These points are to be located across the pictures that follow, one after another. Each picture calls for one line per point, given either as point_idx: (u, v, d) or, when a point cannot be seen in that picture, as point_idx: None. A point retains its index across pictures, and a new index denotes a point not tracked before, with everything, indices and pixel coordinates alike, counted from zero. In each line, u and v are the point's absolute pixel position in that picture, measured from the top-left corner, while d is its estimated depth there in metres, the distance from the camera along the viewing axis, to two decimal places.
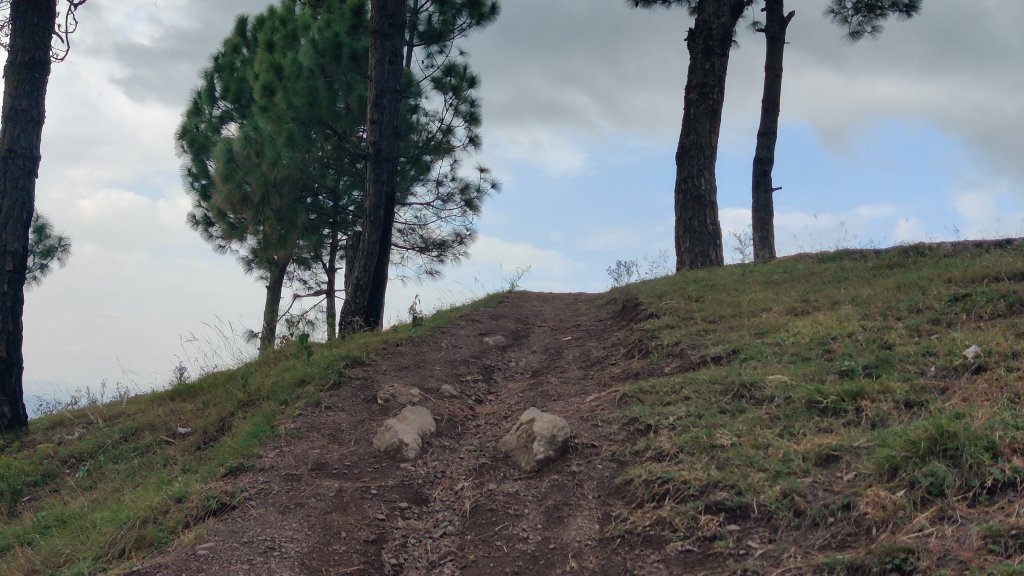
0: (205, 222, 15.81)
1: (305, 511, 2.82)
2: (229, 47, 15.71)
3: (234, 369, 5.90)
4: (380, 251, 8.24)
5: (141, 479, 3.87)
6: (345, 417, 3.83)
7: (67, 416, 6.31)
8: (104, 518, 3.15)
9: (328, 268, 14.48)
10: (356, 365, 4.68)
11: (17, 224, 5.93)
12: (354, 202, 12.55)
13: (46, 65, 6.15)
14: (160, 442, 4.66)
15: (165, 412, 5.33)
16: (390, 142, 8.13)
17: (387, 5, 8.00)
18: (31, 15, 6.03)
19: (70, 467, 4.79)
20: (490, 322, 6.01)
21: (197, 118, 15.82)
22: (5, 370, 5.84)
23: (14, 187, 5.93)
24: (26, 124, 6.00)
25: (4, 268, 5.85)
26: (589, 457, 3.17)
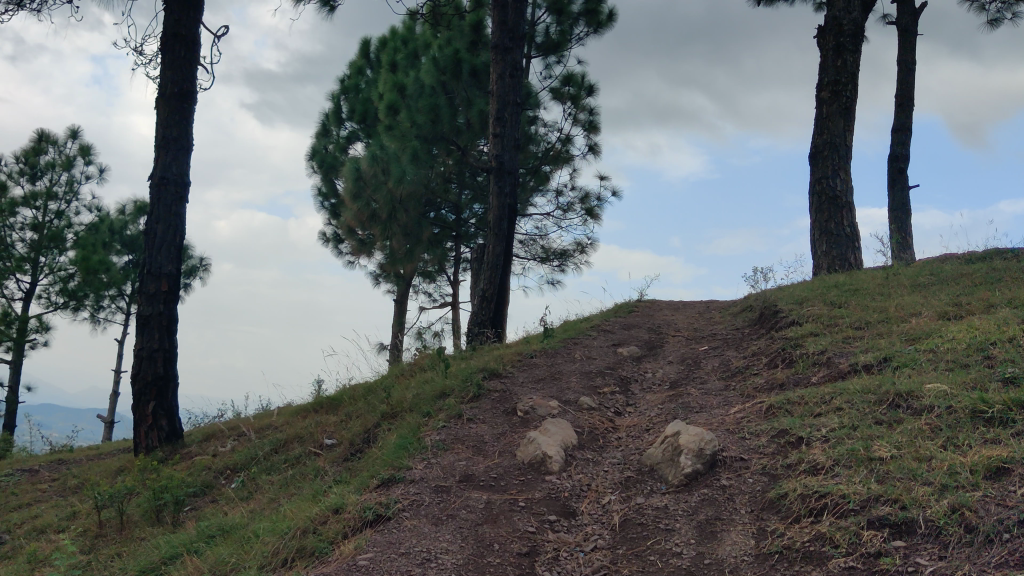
0: (335, 239, 16.34)
1: (457, 523, 2.86)
2: (353, 70, 16.20)
3: (373, 383, 6.04)
4: (504, 263, 8.32)
5: (295, 490, 4.01)
6: (487, 429, 3.86)
7: (219, 429, 6.58)
8: (265, 528, 3.27)
9: (453, 281, 14.72)
10: (494, 376, 4.72)
11: (170, 247, 6.26)
12: (475, 214, 12.66)
13: (192, 95, 6.47)
14: (309, 454, 4.82)
15: (312, 423, 5.51)
16: (512, 154, 8.21)
17: (508, 19, 8.09)
18: (178, 48, 6.37)
19: (225, 478, 5.01)
20: (623, 333, 5.96)
21: (325, 139, 16.37)
22: (164, 385, 6.15)
23: (168, 212, 6.27)
24: (176, 152, 6.33)
25: (160, 289, 6.17)
26: (738, 470, 3.10)
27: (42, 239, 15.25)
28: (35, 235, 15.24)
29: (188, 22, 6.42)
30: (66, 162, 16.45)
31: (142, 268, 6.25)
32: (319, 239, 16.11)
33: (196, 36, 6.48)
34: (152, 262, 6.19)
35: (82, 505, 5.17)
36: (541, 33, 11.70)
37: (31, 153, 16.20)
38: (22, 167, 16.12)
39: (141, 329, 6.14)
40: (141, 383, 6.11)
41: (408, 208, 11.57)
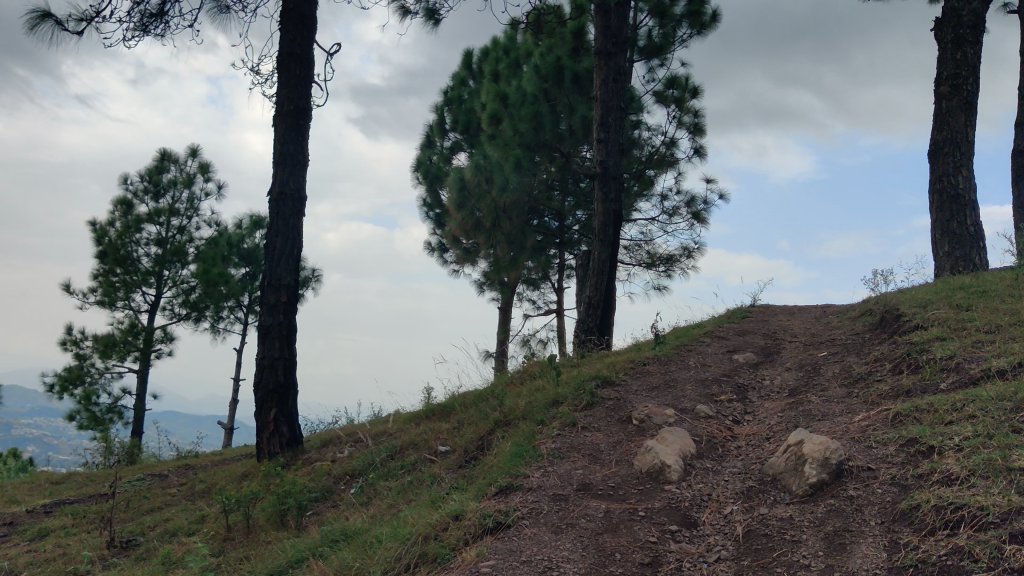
0: (440, 248, 16.58)
1: (577, 532, 2.85)
2: (457, 81, 16.43)
3: (485, 390, 6.09)
4: (610, 269, 8.28)
5: (412, 497, 4.07)
6: (603, 438, 3.84)
7: (336, 435, 6.74)
8: (386, 534, 3.33)
9: (557, 288, 14.73)
10: (607, 384, 4.70)
11: (289, 259, 6.46)
12: (579, 220, 12.62)
13: (307, 112, 6.67)
14: (424, 460, 4.89)
15: (426, 430, 5.59)
16: (617, 159, 8.16)
17: (611, 24, 8.05)
18: (293, 67, 6.58)
19: (344, 483, 5.12)
20: (737, 339, 5.85)
21: (430, 151, 16.64)
22: (284, 393, 6.34)
23: (286, 226, 6.48)
24: (294, 167, 6.54)
25: (280, 300, 6.37)
26: (866, 480, 3.00)
27: (165, 254, 15.95)
28: (159, 250, 15.95)
29: (302, 41, 6.62)
30: (186, 179, 17.18)
31: (262, 280, 6.47)
32: (424, 249, 16.38)
33: (309, 55, 6.68)
34: (272, 273, 6.40)
35: (210, 509, 5.37)
36: (644, 36, 11.61)
37: (154, 172, 16.98)
38: (146, 185, 16.92)
39: (262, 338, 6.35)
40: (262, 391, 6.32)
41: (513, 216, 11.66)
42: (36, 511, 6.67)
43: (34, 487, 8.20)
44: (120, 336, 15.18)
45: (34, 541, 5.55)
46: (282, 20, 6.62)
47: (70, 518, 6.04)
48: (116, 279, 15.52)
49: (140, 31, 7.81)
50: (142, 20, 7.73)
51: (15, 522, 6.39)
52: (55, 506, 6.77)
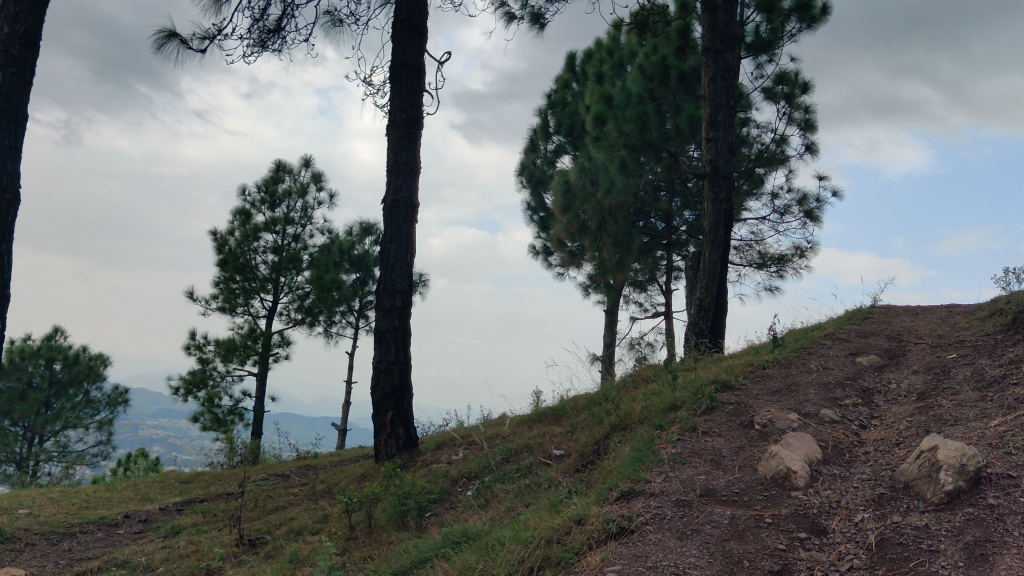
0: (545, 252, 16.64)
1: (702, 539, 2.82)
2: (560, 84, 16.46)
3: (598, 394, 6.07)
4: (721, 270, 8.14)
5: (531, 500, 4.08)
6: (725, 443, 3.78)
7: (451, 438, 6.82)
8: (508, 537, 3.35)
9: (666, 290, 14.58)
10: (726, 388, 4.63)
11: (403, 265, 6.59)
12: (687, 221, 12.45)
13: (419, 120, 6.79)
14: (540, 463, 4.90)
15: (540, 433, 5.61)
16: (727, 158, 8.02)
17: (719, 22, 7.94)
18: (405, 77, 6.71)
19: (461, 485, 5.15)
20: (860, 341, 5.67)
21: (534, 154, 16.72)
22: (400, 396, 6.45)
23: (400, 232, 6.62)
24: (406, 174, 6.67)
25: (395, 304, 6.50)
26: (1008, 488, 2.86)
27: (281, 261, 16.47)
28: (276, 257, 16.48)
29: (414, 51, 6.74)
30: (300, 189, 17.71)
31: (378, 286, 6.62)
32: (529, 252, 16.49)
33: (421, 64, 6.80)
34: (387, 279, 6.54)
35: (332, 509, 5.52)
36: (751, 32, 11.40)
37: (270, 182, 17.56)
38: (263, 195, 17.51)
39: (378, 342, 6.49)
40: (379, 394, 6.46)
41: (619, 218, 11.63)
42: (168, 509, 6.97)
43: (164, 486, 8.58)
44: (240, 341, 15.75)
45: (167, 538, 5.81)
46: (394, 32, 6.77)
47: (200, 516, 6.29)
48: (236, 286, 16.11)
49: (258, 47, 8.09)
50: (261, 36, 8.01)
51: (150, 518, 6.70)
52: (185, 505, 7.08)
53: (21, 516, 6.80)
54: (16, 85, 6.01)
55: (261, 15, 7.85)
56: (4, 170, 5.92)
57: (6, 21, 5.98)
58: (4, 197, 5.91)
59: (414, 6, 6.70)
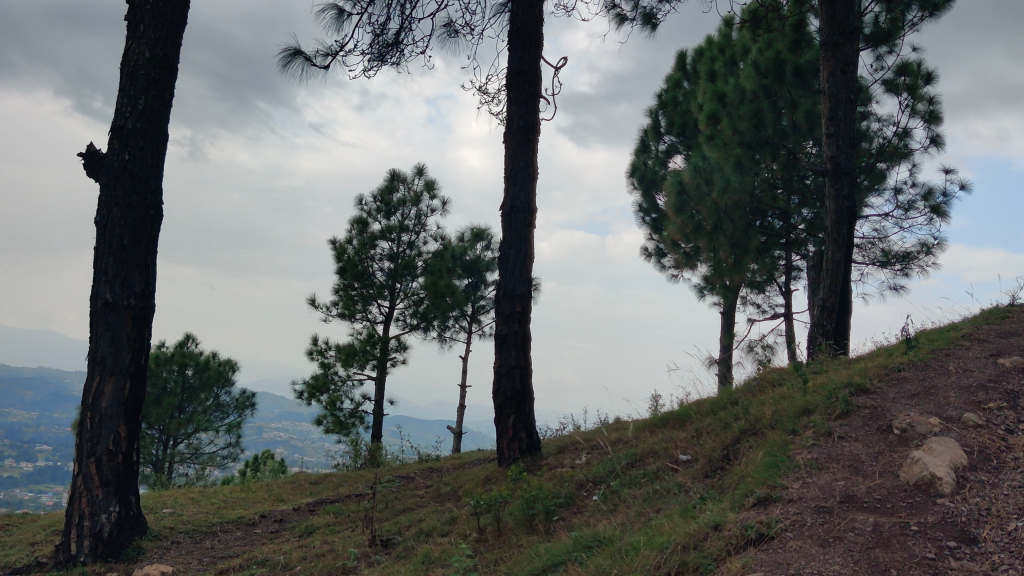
0: (659, 253, 16.52)
1: (846, 546, 2.76)
2: (671, 83, 16.31)
3: (722, 398, 5.97)
4: (845, 269, 7.90)
5: (661, 506, 4.06)
6: (863, 448, 3.68)
7: (573, 442, 6.81)
8: (643, 542, 3.34)
9: (785, 290, 14.25)
10: (861, 392, 4.50)
11: (522, 270, 6.63)
12: (805, 220, 12.05)
13: (536, 126, 6.85)
14: (667, 468, 4.86)
15: (665, 438, 5.56)
16: (849, 154, 7.78)
17: (837, 14, 7.73)
18: (522, 84, 6.78)
19: (587, 489, 5.13)
20: (1001, 341, 5.42)
21: (646, 155, 16.60)
22: (522, 400, 6.47)
23: (519, 238, 6.68)
24: (524, 180, 6.73)
25: (515, 309, 6.53)
26: None
27: (397, 268, 16.83)
28: (392, 264, 16.85)
29: (530, 58, 6.80)
30: (414, 198, 18.07)
31: (498, 292, 6.69)
32: (642, 254, 16.42)
33: (537, 71, 6.85)
34: (507, 284, 6.60)
35: (459, 511, 5.61)
36: (870, 24, 11.04)
37: (385, 192, 17.98)
38: (378, 205, 17.94)
39: (499, 347, 6.52)
40: (501, 398, 6.50)
41: (735, 218, 11.45)
42: (301, 509, 7.23)
43: (296, 487, 8.87)
44: (359, 346, 16.18)
45: (302, 537, 6.02)
46: (511, 40, 6.86)
47: (332, 517, 6.49)
48: (354, 293, 16.56)
49: (378, 61, 8.32)
50: (380, 49, 8.23)
51: (284, 518, 6.96)
52: (317, 505, 7.32)
53: (166, 514, 7.16)
54: (157, 106, 6.35)
55: (381, 30, 8.07)
56: (148, 187, 6.26)
57: (147, 46, 6.34)
58: (148, 212, 6.25)
59: (530, 14, 6.78)
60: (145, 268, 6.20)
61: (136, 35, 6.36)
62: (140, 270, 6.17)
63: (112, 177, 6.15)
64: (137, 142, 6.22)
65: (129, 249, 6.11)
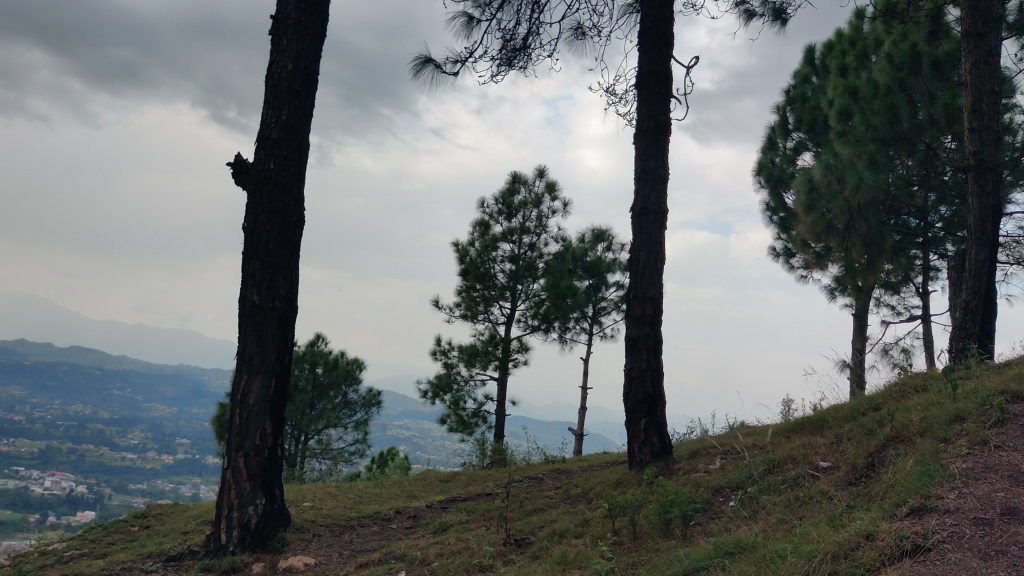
0: (787, 254, 16.13)
1: (1010, 560, 2.65)
2: (800, 79, 15.89)
3: (862, 404, 5.80)
4: (990, 270, 7.54)
5: (804, 513, 3.98)
6: (1023, 458, 3.51)
7: (705, 447, 6.72)
8: (788, 550, 3.28)
9: (922, 292, 13.69)
10: (1017, 399, 4.30)
11: (654, 273, 6.59)
12: (944, 217, 11.56)
13: (668, 127, 6.80)
14: (807, 476, 4.75)
15: (803, 444, 5.43)
16: (993, 149, 7.44)
17: (980, 2, 7.40)
18: (652, 84, 6.75)
19: (724, 495, 5.06)
20: None
21: (773, 153, 16.22)
22: (653, 404, 6.44)
23: (649, 239, 6.65)
24: (655, 182, 6.69)
25: (646, 312, 6.50)
26: None
27: (519, 269, 16.97)
28: (513, 266, 17.00)
29: (660, 58, 6.76)
30: (535, 199, 18.18)
31: (629, 294, 6.68)
32: (769, 254, 16.05)
33: (668, 70, 6.81)
34: (638, 288, 6.58)
35: (592, 513, 5.62)
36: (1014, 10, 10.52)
37: (507, 194, 18.16)
38: (500, 207, 18.13)
39: (630, 350, 6.52)
40: (632, 401, 6.49)
41: (869, 216, 11.09)
42: (433, 506, 7.40)
43: (427, 485, 9.08)
44: (481, 346, 16.39)
45: (437, 534, 6.15)
46: (641, 41, 6.85)
47: (466, 515, 6.61)
48: (476, 294, 16.78)
49: (506, 66, 8.42)
50: (507, 54, 8.34)
51: (418, 515, 7.13)
52: (449, 503, 7.46)
53: (306, 508, 7.45)
54: (299, 117, 6.62)
55: (509, 35, 8.17)
56: (291, 194, 6.53)
57: (290, 59, 6.61)
58: (291, 218, 6.52)
59: (660, 14, 6.75)
60: (289, 271, 6.46)
61: (280, 49, 6.64)
62: (285, 273, 6.44)
63: (258, 185, 6.44)
64: (281, 151, 6.49)
65: (274, 253, 6.38)
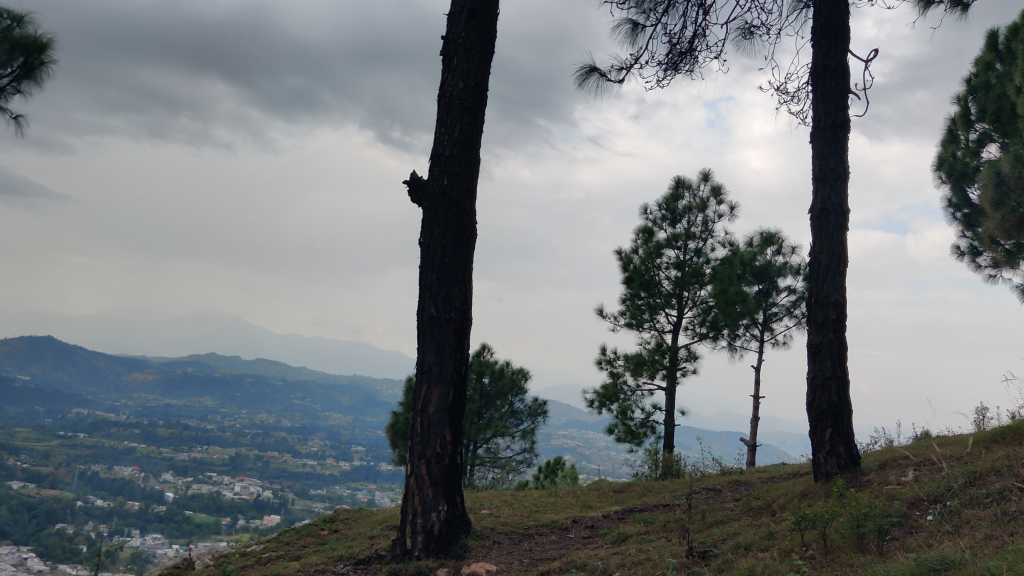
0: (973, 252, 15.18)
1: None
2: (982, 66, 14.90)
3: None
4: None
5: (1016, 530, 3.72)
6: None
7: (896, 458, 6.40)
8: (1002, 568, 3.08)
9: None
10: None
11: (836, 276, 6.34)
12: None
13: (847, 124, 6.53)
14: (1014, 489, 4.45)
15: (1008, 455, 5.09)
16: None
17: None
18: (830, 80, 6.54)
19: (921, 509, 4.80)
20: None
21: (954, 146, 15.29)
22: (839, 412, 6.19)
23: (830, 242, 6.40)
24: (835, 180, 6.46)
25: (829, 317, 6.27)
26: None
27: (685, 276, 16.72)
28: (680, 272, 16.77)
29: (837, 53, 6.53)
30: (700, 204, 17.88)
31: (810, 299, 6.47)
32: (953, 253, 15.15)
33: (846, 65, 6.57)
34: (819, 292, 6.36)
35: (778, 526, 5.46)
36: None
37: (671, 200, 17.95)
38: (664, 213, 17.95)
39: (813, 357, 6.32)
40: (817, 410, 6.28)
41: None
42: (611, 516, 7.39)
43: (602, 495, 9.06)
44: (648, 355, 16.25)
45: (616, 544, 6.14)
46: (816, 37, 6.65)
47: (645, 525, 6.56)
48: (642, 302, 16.66)
49: (673, 70, 8.34)
50: (673, 58, 8.26)
51: (595, 525, 7.13)
52: (626, 513, 7.44)
53: (485, 516, 7.60)
54: (471, 133, 6.78)
55: (675, 39, 8.09)
56: (465, 209, 6.69)
57: (460, 77, 6.80)
58: (465, 232, 6.67)
59: (835, 8, 6.54)
60: (463, 283, 6.60)
61: (451, 68, 6.84)
62: (461, 285, 6.59)
63: (434, 201, 6.66)
64: (454, 167, 6.68)
65: (449, 266, 6.55)
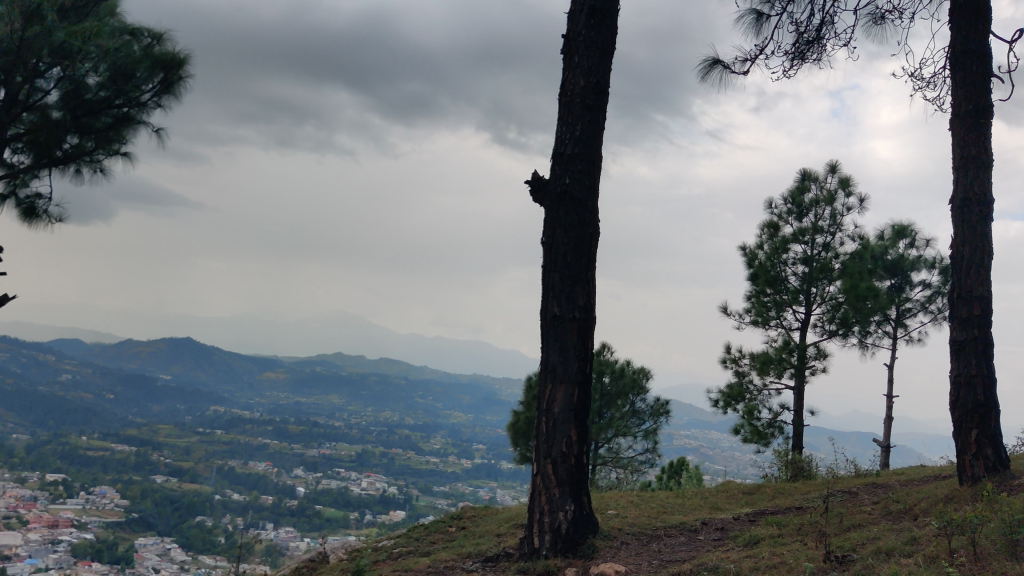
0: None
1: None
2: None
3: None
4: None
5: None
6: None
7: None
8: None
9: None
10: None
11: (981, 268, 6.03)
12: None
13: (990, 109, 6.20)
14: None
15: None
16: None
17: None
18: (970, 63, 6.23)
19: None
20: None
21: None
22: (986, 412, 5.88)
23: (973, 233, 6.09)
24: (977, 169, 6.15)
25: (974, 312, 5.97)
26: None
27: (813, 272, 16.23)
28: (808, 268, 16.28)
29: (977, 34, 6.22)
30: (828, 197, 17.31)
31: (952, 294, 6.17)
32: None
33: (987, 47, 6.24)
34: (963, 286, 6.06)
35: (922, 531, 5.23)
36: None
37: (797, 193, 17.44)
38: (790, 207, 17.45)
39: (956, 354, 6.03)
40: (961, 410, 5.99)
41: None
42: (742, 518, 7.24)
43: (730, 496, 8.88)
44: (774, 354, 15.85)
45: (749, 547, 6.00)
46: (954, 19, 6.35)
47: (778, 528, 6.40)
48: (767, 299, 16.26)
49: (800, 60, 8.10)
50: (800, 47, 8.03)
51: (726, 527, 6.99)
52: (758, 516, 7.27)
53: (612, 516, 7.56)
54: (593, 130, 6.75)
55: (802, 27, 7.85)
56: (588, 208, 6.67)
57: (581, 75, 6.79)
58: (588, 230, 6.64)
59: None
60: (587, 282, 6.58)
61: (572, 66, 6.84)
62: (585, 284, 6.56)
63: (556, 200, 6.68)
64: (576, 165, 6.67)
65: (573, 264, 6.54)
